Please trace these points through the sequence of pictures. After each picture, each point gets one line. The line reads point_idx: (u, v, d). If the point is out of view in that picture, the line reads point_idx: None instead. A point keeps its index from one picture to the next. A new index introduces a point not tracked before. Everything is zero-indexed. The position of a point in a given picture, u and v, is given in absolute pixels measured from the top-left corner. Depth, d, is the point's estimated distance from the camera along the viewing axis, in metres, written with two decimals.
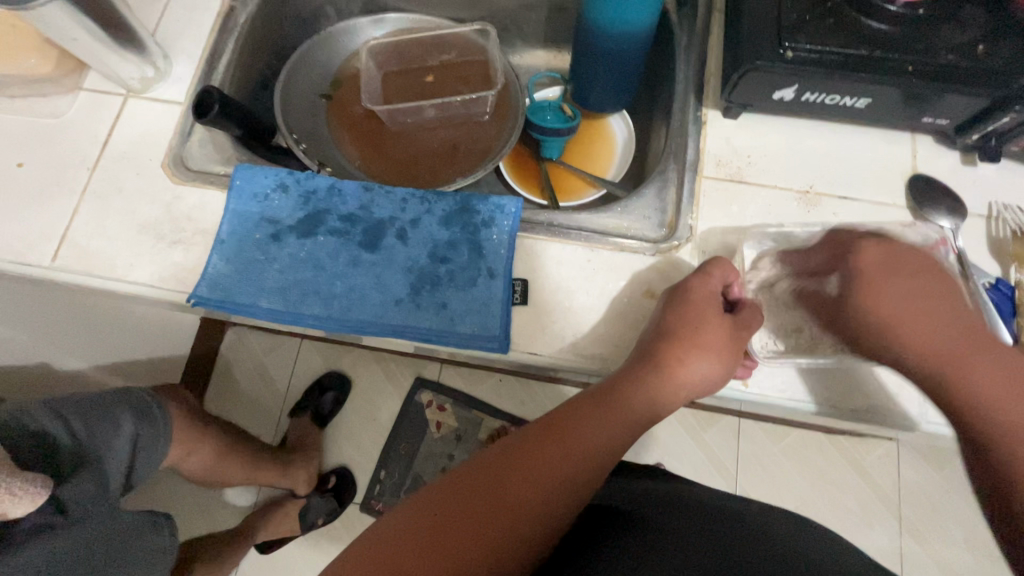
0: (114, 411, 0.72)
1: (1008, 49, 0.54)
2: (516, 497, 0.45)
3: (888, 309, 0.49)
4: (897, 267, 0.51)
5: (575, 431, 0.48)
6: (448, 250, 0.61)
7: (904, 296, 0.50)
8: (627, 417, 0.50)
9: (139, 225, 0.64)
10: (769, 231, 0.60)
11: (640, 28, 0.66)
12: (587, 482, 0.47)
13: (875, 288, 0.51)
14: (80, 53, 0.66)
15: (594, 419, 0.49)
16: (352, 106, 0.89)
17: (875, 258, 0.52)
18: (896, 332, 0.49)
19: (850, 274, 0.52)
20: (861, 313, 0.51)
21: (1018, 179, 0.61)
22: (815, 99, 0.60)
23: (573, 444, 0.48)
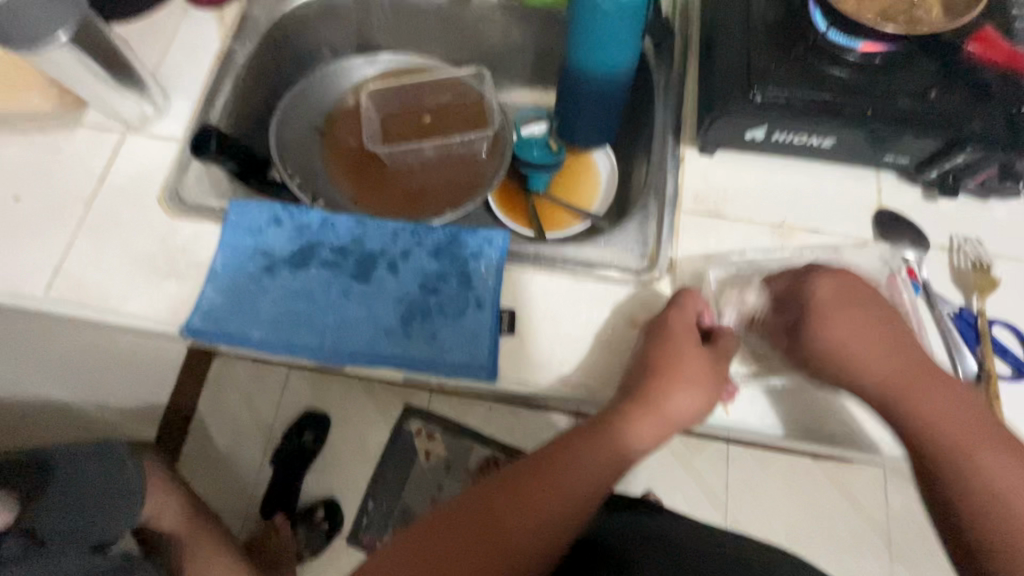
0: (83, 464, 0.78)
1: (958, 95, 0.59)
2: (506, 526, 0.46)
3: (846, 339, 0.54)
4: (850, 300, 0.55)
5: (561, 463, 0.50)
6: (438, 281, 0.63)
7: (859, 326, 0.54)
8: (614, 447, 0.51)
9: (135, 257, 0.65)
10: (731, 260, 0.64)
11: (619, 72, 0.70)
12: (577, 512, 0.48)
13: (834, 317, 0.55)
14: (83, 92, 0.68)
15: (580, 448, 0.51)
16: (346, 141, 0.92)
17: (834, 287, 0.56)
18: (851, 367, 0.53)
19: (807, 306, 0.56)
20: (825, 342, 0.54)
21: (977, 213, 0.65)
22: (784, 138, 0.64)
23: (560, 476, 0.49)
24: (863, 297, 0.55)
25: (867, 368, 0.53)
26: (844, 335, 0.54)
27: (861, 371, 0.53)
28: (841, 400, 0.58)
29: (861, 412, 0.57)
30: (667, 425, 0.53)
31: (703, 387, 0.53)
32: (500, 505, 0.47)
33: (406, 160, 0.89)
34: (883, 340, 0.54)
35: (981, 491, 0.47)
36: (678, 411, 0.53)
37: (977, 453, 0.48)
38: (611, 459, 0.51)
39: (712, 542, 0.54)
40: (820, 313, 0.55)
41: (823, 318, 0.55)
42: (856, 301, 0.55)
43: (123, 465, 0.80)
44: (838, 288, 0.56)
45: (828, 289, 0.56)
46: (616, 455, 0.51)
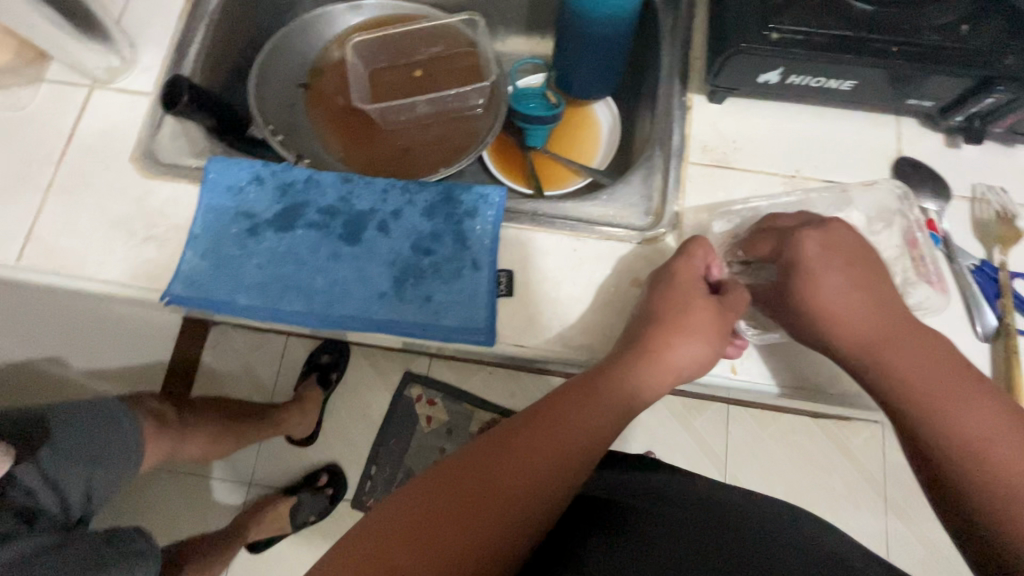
0: (86, 421, 0.72)
1: (991, 29, 0.54)
2: (506, 489, 0.44)
3: (828, 305, 0.50)
4: (836, 254, 0.51)
5: (566, 427, 0.47)
6: (431, 241, 0.60)
7: (842, 286, 0.50)
8: (617, 407, 0.49)
9: (110, 220, 0.62)
10: (736, 209, 0.61)
11: (622, 11, 0.65)
12: (580, 472, 0.46)
13: (821, 277, 0.50)
14: (41, 41, 0.63)
15: (586, 409, 0.48)
16: (331, 96, 0.87)
17: (817, 239, 0.51)
18: (830, 324, 0.50)
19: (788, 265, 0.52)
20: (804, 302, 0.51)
21: (1001, 160, 0.61)
22: (800, 81, 0.60)
23: (564, 439, 0.47)
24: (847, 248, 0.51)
25: (847, 331, 0.49)
26: (826, 296, 0.50)
27: (840, 329, 0.49)
28: None
29: None
30: (667, 380, 0.51)
31: (709, 342, 0.51)
32: (499, 468, 0.45)
33: (399, 119, 0.83)
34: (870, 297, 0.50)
35: (963, 447, 0.44)
36: (683, 369, 0.51)
37: (956, 410, 0.45)
38: (615, 421, 0.49)
39: (720, 496, 0.53)
40: (802, 273, 0.51)
41: (803, 279, 0.51)
42: (842, 257, 0.51)
43: (117, 419, 0.75)
44: (822, 242, 0.51)
45: (813, 243, 0.51)
46: (619, 416, 0.49)
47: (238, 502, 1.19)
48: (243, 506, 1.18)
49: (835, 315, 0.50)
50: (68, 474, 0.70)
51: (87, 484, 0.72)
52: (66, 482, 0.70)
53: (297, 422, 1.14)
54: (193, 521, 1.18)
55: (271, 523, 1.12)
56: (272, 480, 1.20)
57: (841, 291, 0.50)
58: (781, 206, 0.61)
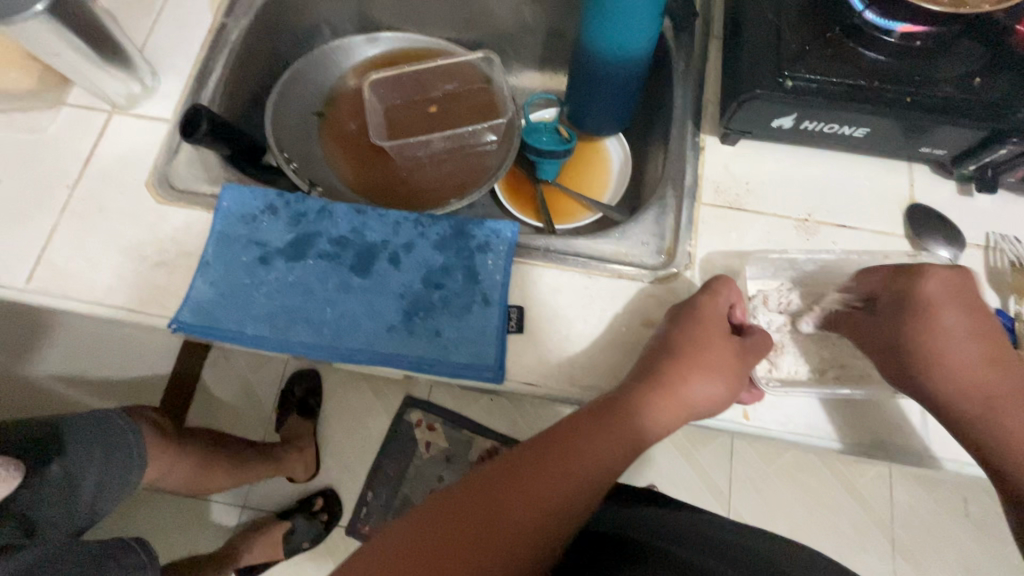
0: (88, 423, 0.72)
1: (1004, 82, 0.55)
2: (516, 525, 0.43)
3: (938, 341, 0.49)
4: (959, 296, 0.50)
5: (576, 456, 0.47)
6: (443, 275, 0.60)
7: (959, 329, 0.49)
8: (625, 436, 0.48)
9: (122, 245, 0.62)
10: (775, 257, 0.59)
11: (637, 52, 0.66)
12: (585, 505, 0.46)
13: (927, 313, 0.50)
14: (64, 68, 0.64)
15: (594, 438, 0.48)
16: (345, 125, 0.88)
17: (940, 284, 0.50)
18: (936, 362, 0.49)
19: (906, 299, 0.51)
20: (915, 336, 0.50)
21: (1014, 209, 0.61)
22: (814, 127, 0.60)
23: (573, 468, 0.46)
24: (963, 293, 0.50)
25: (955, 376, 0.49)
26: (937, 334, 0.50)
27: (954, 370, 0.49)
28: (873, 407, 0.55)
29: (890, 416, 0.55)
30: (681, 414, 0.50)
31: (722, 380, 0.50)
32: (508, 505, 0.44)
33: (416, 155, 0.83)
34: (982, 343, 0.49)
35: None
36: (695, 401, 0.50)
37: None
38: (621, 450, 0.48)
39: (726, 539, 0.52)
40: (919, 305, 0.50)
41: (920, 311, 0.50)
42: (957, 297, 0.50)
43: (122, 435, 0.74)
44: (948, 284, 0.50)
45: (937, 284, 0.50)
46: (625, 445, 0.48)
47: (233, 523, 1.16)
48: (236, 529, 1.16)
49: (946, 353, 0.49)
50: (77, 481, 0.69)
51: (97, 488, 0.71)
52: (75, 494, 0.69)
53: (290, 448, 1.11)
54: (184, 545, 1.15)
55: (263, 549, 1.09)
56: (268, 504, 1.18)
57: (958, 330, 0.49)
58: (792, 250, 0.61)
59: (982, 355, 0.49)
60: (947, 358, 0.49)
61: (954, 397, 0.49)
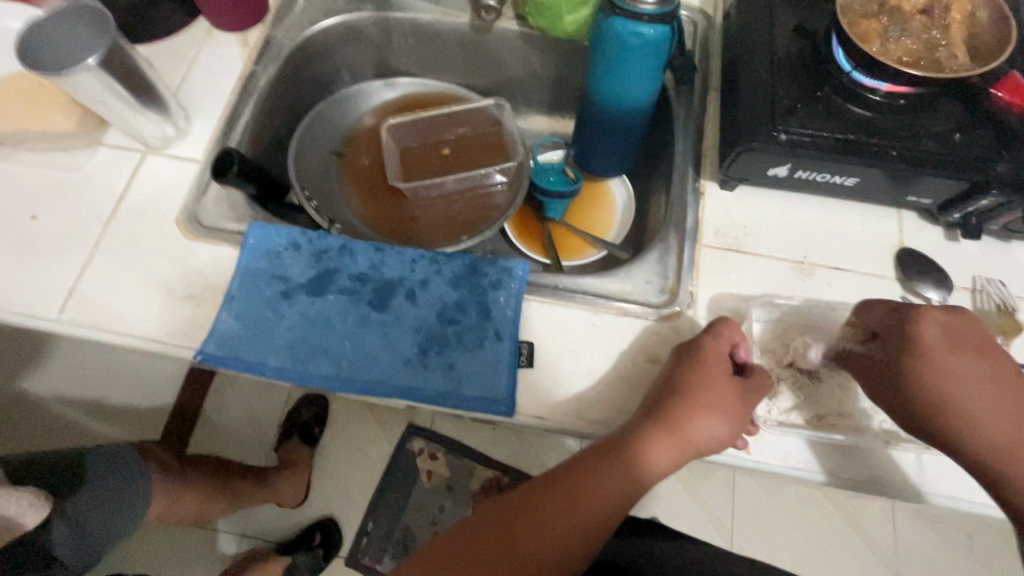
0: (98, 456, 0.74)
1: (982, 138, 0.59)
2: (526, 554, 0.46)
3: (953, 388, 0.52)
4: (955, 342, 0.54)
5: (586, 490, 0.49)
6: (456, 311, 0.62)
7: (964, 375, 0.53)
8: (632, 472, 0.50)
9: (150, 279, 0.65)
10: (780, 302, 0.63)
11: (639, 102, 0.71)
12: (592, 538, 0.48)
13: (943, 362, 0.53)
14: (105, 112, 0.68)
15: (603, 473, 0.50)
16: (361, 163, 0.92)
17: (937, 328, 0.54)
18: (956, 411, 0.52)
19: (910, 348, 0.54)
20: (933, 384, 0.53)
21: (998, 254, 0.65)
22: (807, 176, 0.64)
23: (581, 502, 0.49)
24: (960, 341, 0.54)
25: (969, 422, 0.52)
26: (948, 383, 0.53)
27: (963, 416, 0.52)
28: (867, 446, 0.57)
29: (884, 455, 0.57)
30: (685, 452, 0.53)
31: (724, 418, 0.53)
32: (519, 534, 0.47)
33: (429, 195, 0.88)
34: (993, 388, 0.53)
35: None
36: (699, 438, 0.52)
37: None
38: (628, 485, 0.50)
39: None
40: (921, 353, 0.53)
41: (926, 362, 0.53)
42: (956, 345, 0.54)
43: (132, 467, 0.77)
44: (942, 331, 0.54)
45: (934, 329, 0.54)
46: (632, 480, 0.50)
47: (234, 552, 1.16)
48: (238, 559, 1.16)
49: (959, 401, 0.52)
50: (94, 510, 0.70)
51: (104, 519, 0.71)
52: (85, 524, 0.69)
53: (288, 477, 1.12)
54: (184, 574, 1.14)
55: None
56: (269, 534, 1.18)
57: (965, 376, 0.53)
58: (788, 291, 0.64)
59: (991, 397, 0.53)
60: (959, 404, 0.52)
61: (969, 440, 0.52)
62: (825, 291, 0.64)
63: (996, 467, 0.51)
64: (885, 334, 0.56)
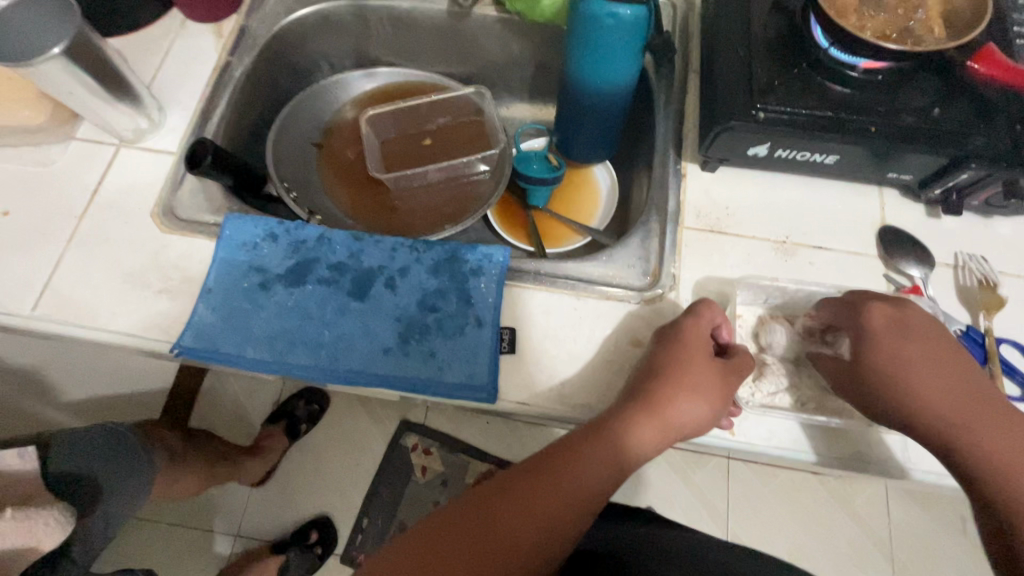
0: (93, 444, 0.73)
1: (960, 113, 0.59)
2: (506, 538, 0.46)
3: (903, 368, 0.51)
4: (905, 327, 0.53)
5: (567, 473, 0.49)
6: (437, 298, 0.62)
7: (917, 355, 0.51)
8: (613, 454, 0.50)
9: (125, 273, 0.64)
10: (764, 283, 0.61)
11: (619, 85, 0.70)
12: (573, 522, 0.48)
13: (890, 343, 0.52)
14: (76, 105, 0.67)
15: (584, 456, 0.49)
16: (342, 155, 0.91)
17: (886, 312, 0.53)
18: (906, 390, 0.51)
19: (860, 330, 0.53)
20: (879, 363, 0.52)
21: (979, 229, 0.65)
22: (787, 155, 0.63)
23: (562, 485, 0.48)
24: (914, 323, 0.53)
25: (920, 401, 0.50)
26: (899, 363, 0.51)
27: (917, 397, 0.50)
28: (852, 424, 0.57)
29: (868, 433, 0.56)
30: (667, 434, 0.52)
31: (705, 399, 0.52)
32: (499, 518, 0.46)
33: (411, 185, 0.87)
34: (956, 370, 0.51)
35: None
36: (681, 420, 0.52)
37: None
38: (609, 468, 0.50)
39: (714, 555, 0.53)
40: (866, 334, 0.53)
41: (875, 343, 0.52)
42: (909, 328, 0.53)
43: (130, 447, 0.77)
44: (890, 317, 0.53)
45: (880, 313, 0.53)
46: (613, 462, 0.50)
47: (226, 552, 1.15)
48: (230, 559, 1.15)
49: (911, 381, 0.51)
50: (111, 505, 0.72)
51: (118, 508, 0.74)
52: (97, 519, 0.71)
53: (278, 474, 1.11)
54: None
55: None
56: (260, 532, 1.17)
57: (914, 357, 0.51)
58: (770, 272, 0.63)
59: (953, 382, 0.51)
60: (911, 384, 0.51)
61: (925, 422, 0.50)
62: (807, 271, 0.64)
63: (957, 448, 0.49)
64: (843, 318, 0.55)
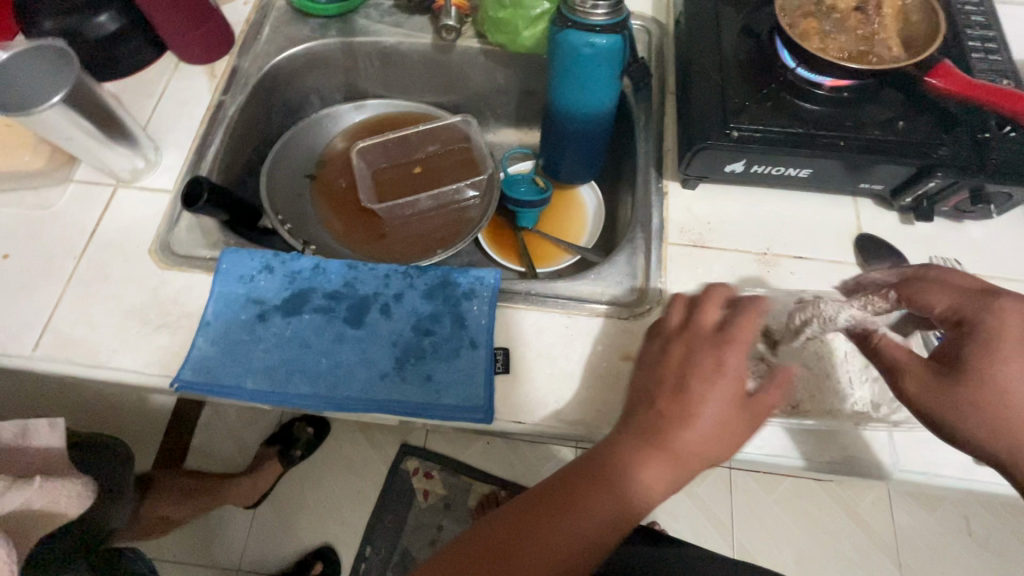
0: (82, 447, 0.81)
1: (924, 125, 0.62)
2: None
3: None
4: None
5: (562, 522, 0.44)
6: (431, 322, 0.63)
7: None
8: (614, 499, 0.45)
9: (125, 311, 0.65)
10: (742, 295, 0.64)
11: (600, 109, 0.73)
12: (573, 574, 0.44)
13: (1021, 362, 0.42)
14: (74, 149, 0.69)
15: (580, 501, 0.45)
16: (335, 185, 0.93)
17: (1022, 319, 0.43)
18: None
19: (978, 342, 0.43)
20: (1007, 387, 0.42)
21: (952, 234, 0.67)
22: (762, 170, 0.66)
23: (556, 536, 0.44)
24: None
25: None
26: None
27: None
28: (841, 429, 0.58)
29: (857, 437, 0.58)
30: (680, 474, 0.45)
31: (724, 438, 0.44)
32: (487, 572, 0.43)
33: (403, 212, 0.89)
34: None
35: None
36: (694, 458, 0.45)
37: None
38: (610, 513, 0.45)
39: None
40: (992, 348, 0.43)
41: (1002, 361, 0.42)
42: None
43: None
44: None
45: (1015, 321, 0.43)
46: (615, 509, 0.45)
47: None
48: None
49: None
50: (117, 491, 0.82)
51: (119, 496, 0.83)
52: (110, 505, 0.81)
53: None
54: None
55: None
56: (261, 566, 1.15)
57: None
58: (753, 283, 0.65)
59: None
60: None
61: None
62: (789, 280, 0.66)
63: None
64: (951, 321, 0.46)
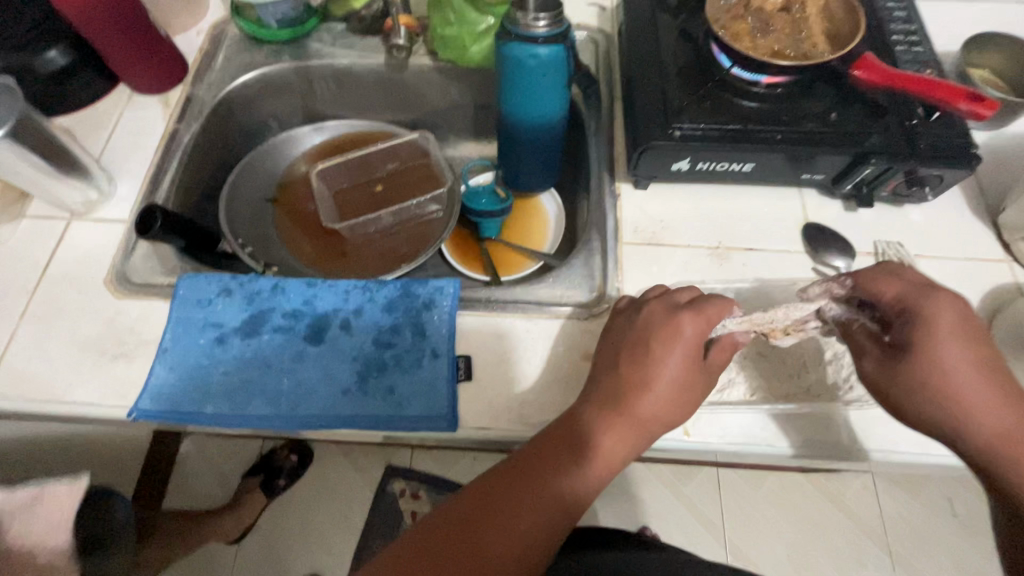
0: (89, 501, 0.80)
1: (855, 115, 0.65)
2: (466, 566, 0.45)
3: (962, 386, 0.47)
4: (970, 330, 0.48)
5: (522, 494, 0.49)
6: (392, 334, 0.64)
7: (976, 365, 0.48)
8: (569, 469, 0.50)
9: (81, 343, 0.64)
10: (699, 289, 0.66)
11: (551, 117, 0.75)
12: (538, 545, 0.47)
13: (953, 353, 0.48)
14: (25, 184, 0.69)
15: (539, 475, 0.50)
16: (298, 207, 0.94)
17: (954, 313, 0.48)
18: (966, 406, 0.47)
19: (913, 328, 0.49)
20: (942, 376, 0.47)
21: (894, 218, 0.70)
22: (708, 167, 0.68)
23: (521, 507, 0.48)
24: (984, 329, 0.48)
25: (980, 421, 0.47)
26: (961, 378, 0.47)
27: (974, 414, 0.47)
28: (801, 413, 0.59)
29: (817, 420, 0.59)
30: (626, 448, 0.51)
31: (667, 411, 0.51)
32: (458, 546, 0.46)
33: (365, 229, 0.90)
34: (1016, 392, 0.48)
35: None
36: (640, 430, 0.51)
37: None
38: (566, 484, 0.50)
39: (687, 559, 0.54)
40: (929, 337, 0.48)
41: (931, 350, 0.48)
42: (975, 331, 0.48)
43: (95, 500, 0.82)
44: (961, 315, 0.48)
45: (947, 312, 0.48)
46: (569, 479, 0.50)
47: None
48: None
49: (972, 400, 0.47)
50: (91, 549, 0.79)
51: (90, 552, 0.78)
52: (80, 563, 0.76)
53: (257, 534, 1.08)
54: None
55: None
56: None
57: (972, 368, 0.47)
58: (708, 276, 0.67)
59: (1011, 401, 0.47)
60: (974, 405, 0.47)
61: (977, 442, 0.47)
62: (743, 272, 0.67)
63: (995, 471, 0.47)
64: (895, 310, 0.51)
